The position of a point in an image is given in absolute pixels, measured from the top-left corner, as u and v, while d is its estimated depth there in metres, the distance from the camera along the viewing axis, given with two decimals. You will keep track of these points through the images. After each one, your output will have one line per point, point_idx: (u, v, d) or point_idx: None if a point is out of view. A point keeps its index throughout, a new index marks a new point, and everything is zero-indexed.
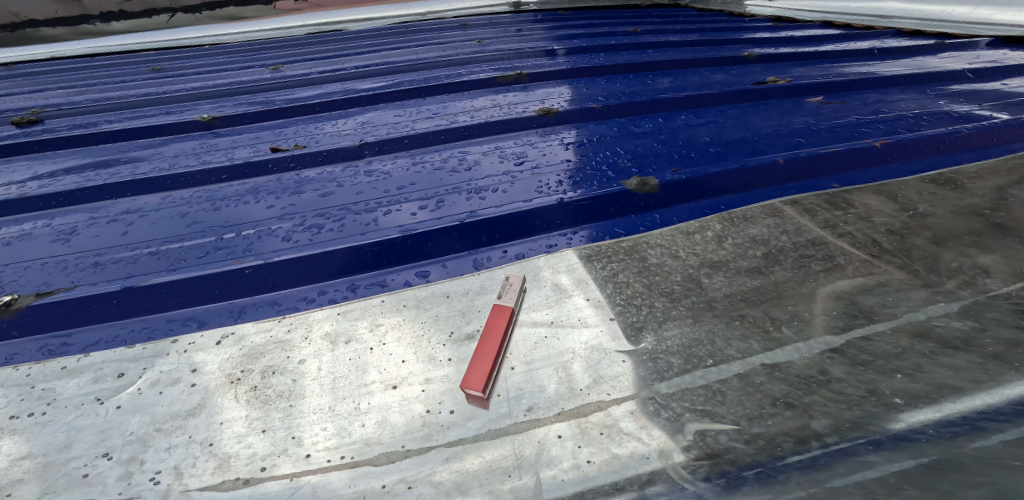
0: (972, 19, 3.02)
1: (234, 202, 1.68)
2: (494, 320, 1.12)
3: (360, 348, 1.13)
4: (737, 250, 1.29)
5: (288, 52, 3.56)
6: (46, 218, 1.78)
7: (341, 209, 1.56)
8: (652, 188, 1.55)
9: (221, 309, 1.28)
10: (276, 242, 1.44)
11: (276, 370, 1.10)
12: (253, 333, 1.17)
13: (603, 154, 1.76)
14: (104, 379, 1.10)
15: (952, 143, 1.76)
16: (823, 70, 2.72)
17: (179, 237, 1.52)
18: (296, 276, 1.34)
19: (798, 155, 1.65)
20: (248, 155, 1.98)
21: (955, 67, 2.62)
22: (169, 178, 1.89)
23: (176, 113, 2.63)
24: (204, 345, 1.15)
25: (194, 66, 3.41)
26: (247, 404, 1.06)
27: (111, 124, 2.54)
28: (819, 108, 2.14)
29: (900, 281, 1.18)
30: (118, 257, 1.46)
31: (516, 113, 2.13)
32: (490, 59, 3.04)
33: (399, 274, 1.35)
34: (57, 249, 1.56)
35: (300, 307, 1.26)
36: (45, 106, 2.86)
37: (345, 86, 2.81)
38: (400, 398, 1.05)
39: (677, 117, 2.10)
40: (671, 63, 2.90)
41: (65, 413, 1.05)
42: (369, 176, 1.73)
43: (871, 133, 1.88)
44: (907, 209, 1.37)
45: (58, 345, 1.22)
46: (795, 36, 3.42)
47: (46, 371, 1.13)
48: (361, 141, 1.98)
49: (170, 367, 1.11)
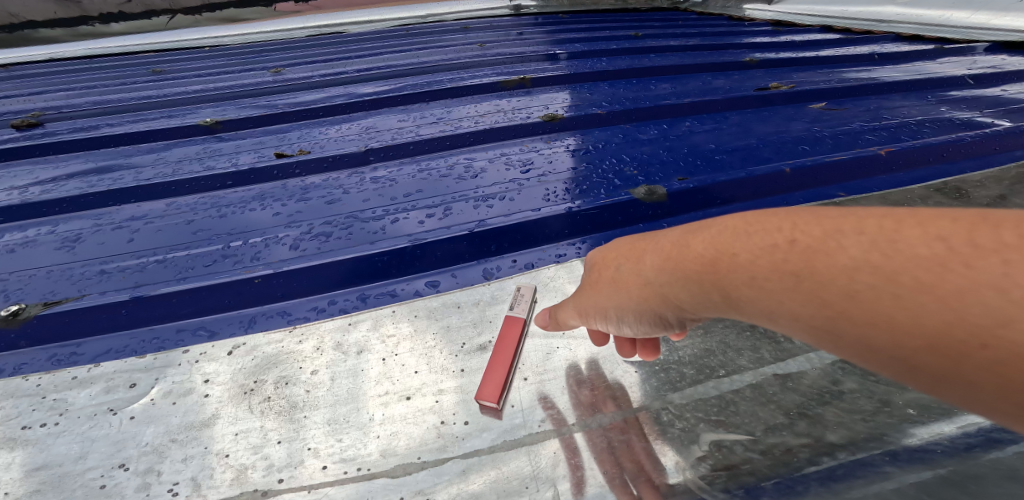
0: (971, 24, 3.04)
1: (239, 208, 1.68)
2: (505, 332, 1.13)
3: (372, 359, 1.13)
4: None
5: (289, 54, 3.56)
6: (51, 225, 1.77)
7: (349, 217, 1.56)
8: (661, 197, 1.55)
9: (231, 319, 1.28)
10: (284, 251, 1.44)
11: (289, 381, 1.10)
12: (265, 344, 1.17)
13: (609, 162, 1.77)
14: (116, 389, 1.10)
15: (957, 150, 1.77)
16: (823, 75, 2.74)
17: (185, 244, 1.52)
18: (306, 285, 1.34)
19: (805, 164, 1.63)
20: (252, 161, 1.98)
21: (956, 73, 2.64)
22: (173, 183, 1.89)
23: (178, 117, 2.62)
24: (216, 355, 1.15)
25: (195, 69, 3.41)
26: (262, 415, 1.05)
27: (113, 128, 2.53)
28: (822, 115, 2.15)
29: None
30: (124, 265, 1.46)
31: (521, 119, 2.13)
32: (492, 63, 3.05)
33: (409, 284, 1.35)
34: (63, 257, 1.56)
35: (311, 317, 1.27)
36: (46, 109, 2.85)
37: (347, 90, 2.81)
38: (414, 409, 1.05)
39: (681, 123, 2.11)
40: (672, 68, 2.91)
41: (78, 424, 1.05)
42: (376, 183, 1.73)
43: (875, 140, 1.89)
44: None
45: (67, 355, 1.21)
46: (795, 40, 3.44)
47: (56, 381, 1.12)
48: (366, 147, 1.97)
49: (182, 377, 1.11)
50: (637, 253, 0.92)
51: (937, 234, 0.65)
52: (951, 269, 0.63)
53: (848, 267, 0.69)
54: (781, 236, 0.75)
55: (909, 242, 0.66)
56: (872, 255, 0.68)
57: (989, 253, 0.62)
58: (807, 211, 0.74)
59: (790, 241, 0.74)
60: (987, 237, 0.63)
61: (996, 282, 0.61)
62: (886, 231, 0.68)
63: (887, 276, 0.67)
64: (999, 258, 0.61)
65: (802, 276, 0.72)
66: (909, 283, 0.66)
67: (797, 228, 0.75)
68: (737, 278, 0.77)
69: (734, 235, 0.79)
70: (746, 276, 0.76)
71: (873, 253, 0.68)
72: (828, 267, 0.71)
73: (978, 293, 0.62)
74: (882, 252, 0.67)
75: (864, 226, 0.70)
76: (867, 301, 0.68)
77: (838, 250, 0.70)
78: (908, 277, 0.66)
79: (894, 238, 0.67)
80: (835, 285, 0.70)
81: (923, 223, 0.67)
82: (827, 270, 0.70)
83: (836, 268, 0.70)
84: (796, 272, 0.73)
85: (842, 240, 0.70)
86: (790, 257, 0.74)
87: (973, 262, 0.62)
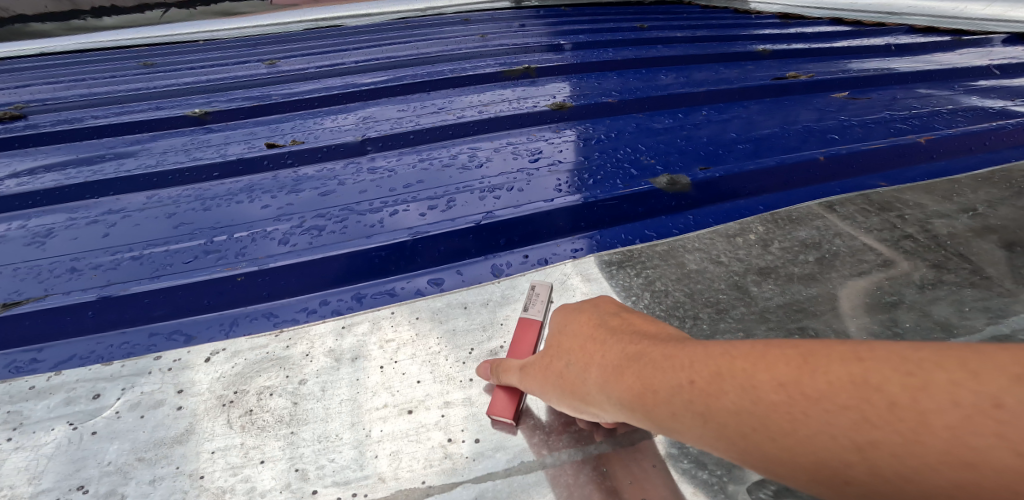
0: (986, 15, 2.96)
1: (225, 201, 1.55)
2: (520, 341, 0.99)
3: (369, 367, 1.00)
4: (786, 254, 1.18)
5: (284, 47, 3.42)
6: (23, 219, 1.64)
7: (343, 209, 1.43)
8: (684, 187, 1.42)
9: (211, 321, 1.15)
10: (272, 246, 1.31)
11: (274, 391, 0.97)
12: (248, 349, 1.04)
13: (623, 151, 1.64)
14: (77, 401, 0.97)
15: (998, 139, 1.65)
16: (842, 65, 2.62)
17: (164, 239, 1.39)
18: (296, 284, 1.21)
19: (840, 152, 1.53)
20: (242, 152, 1.85)
21: (979, 63, 2.52)
22: (156, 175, 1.76)
23: (166, 108, 2.49)
24: (191, 362, 1.02)
25: (186, 61, 3.27)
26: (243, 430, 0.93)
27: (98, 120, 2.40)
28: (848, 103, 2.03)
29: (974, 288, 1.09)
30: (96, 262, 1.33)
31: (527, 108, 2.00)
32: (494, 54, 2.92)
33: (410, 282, 1.22)
34: (32, 253, 1.43)
35: (300, 319, 1.14)
36: (30, 102, 2.72)
37: (345, 81, 2.68)
38: (417, 424, 0.93)
39: (698, 112, 1.99)
40: (684, 58, 2.78)
41: (32, 440, 0.92)
42: (373, 173, 1.60)
43: (908, 129, 1.78)
44: (966, 209, 1.29)
45: (27, 362, 1.08)
46: (807, 30, 3.32)
47: (12, 391, 0.99)
48: (363, 136, 1.84)
49: (153, 387, 0.98)
50: (587, 354, 0.80)
51: (788, 377, 0.61)
52: (803, 417, 0.59)
53: (721, 414, 0.64)
54: (671, 372, 0.69)
55: (765, 386, 0.62)
56: (740, 399, 0.63)
57: (831, 398, 0.58)
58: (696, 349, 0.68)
59: (678, 378, 0.68)
60: (825, 377, 0.59)
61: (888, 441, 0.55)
62: (741, 371, 0.64)
63: (769, 425, 0.61)
64: (843, 403, 0.58)
65: (688, 417, 0.67)
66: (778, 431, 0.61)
67: (691, 365, 0.68)
68: (644, 411, 0.71)
69: (644, 365, 0.72)
70: (657, 411, 0.70)
71: (742, 398, 0.63)
72: (709, 410, 0.65)
73: (837, 442, 0.58)
74: (744, 397, 0.62)
75: (727, 365, 0.65)
76: (747, 446, 0.63)
77: (710, 392, 0.65)
78: (773, 423, 0.61)
79: (751, 381, 0.63)
80: (717, 430, 0.65)
81: (772, 364, 0.63)
82: (707, 415, 0.65)
83: (714, 412, 0.64)
84: (682, 412, 0.67)
85: (714, 381, 0.65)
86: (678, 396, 0.67)
87: (820, 408, 0.59)
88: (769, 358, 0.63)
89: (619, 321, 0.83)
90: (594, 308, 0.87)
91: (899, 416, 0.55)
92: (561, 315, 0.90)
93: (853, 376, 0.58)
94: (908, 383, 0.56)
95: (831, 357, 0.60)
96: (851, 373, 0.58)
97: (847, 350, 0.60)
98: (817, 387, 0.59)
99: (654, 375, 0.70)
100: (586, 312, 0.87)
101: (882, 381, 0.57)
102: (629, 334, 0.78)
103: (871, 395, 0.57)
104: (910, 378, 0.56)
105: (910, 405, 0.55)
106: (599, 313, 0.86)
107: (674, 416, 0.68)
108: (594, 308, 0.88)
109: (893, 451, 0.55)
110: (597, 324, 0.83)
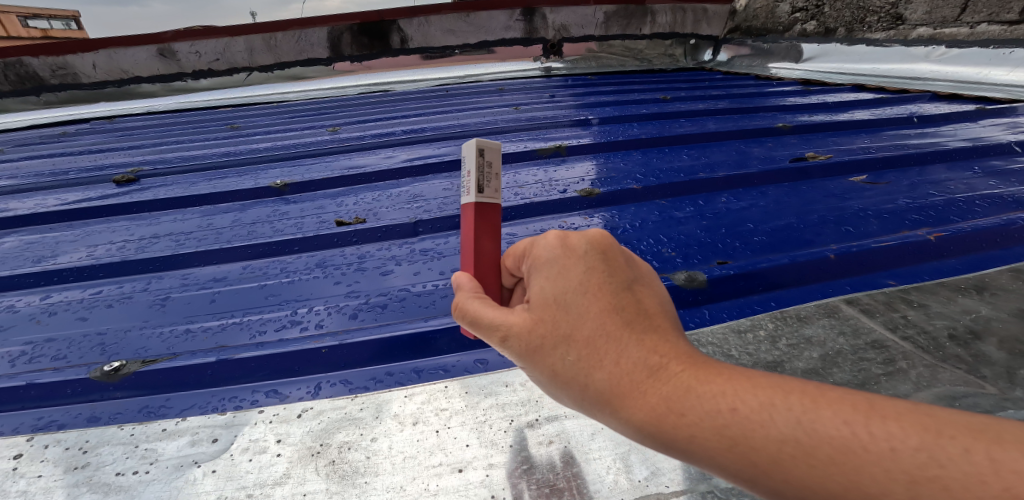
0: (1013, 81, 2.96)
1: (305, 275, 1.83)
2: (480, 241, 1.13)
3: (426, 431, 1.22)
4: (792, 350, 1.34)
5: (344, 114, 3.83)
6: (144, 281, 1.97)
7: (403, 290, 1.68)
8: (701, 283, 1.61)
9: (300, 384, 1.41)
10: (345, 320, 1.58)
11: (352, 446, 1.20)
12: (330, 409, 1.28)
13: (647, 242, 1.84)
14: (200, 443, 1.23)
15: (1010, 235, 1.75)
16: (863, 141, 2.73)
17: (258, 307, 1.69)
18: (367, 357, 1.47)
19: (850, 250, 1.68)
20: (316, 227, 2.15)
21: (1003, 139, 2.56)
22: (248, 246, 2.06)
23: (249, 177, 2.86)
24: (287, 417, 1.26)
25: (261, 125, 3.72)
26: (327, 477, 1.15)
27: (195, 186, 2.79)
28: (865, 189, 2.15)
29: (970, 386, 1.22)
30: (206, 326, 1.63)
31: (559, 193, 2.23)
32: (527, 128, 3.21)
33: (460, 360, 1.45)
34: (154, 314, 1.73)
35: (369, 387, 1.39)
36: (142, 164, 3.16)
37: (396, 152, 3.03)
38: (465, 482, 1.13)
39: (720, 197, 2.16)
40: (707, 136, 2.98)
41: (167, 473, 1.17)
42: (425, 256, 1.87)
43: (922, 221, 1.89)
44: (969, 311, 1.42)
45: (157, 407, 1.39)
46: (830, 98, 3.44)
47: (148, 431, 1.26)
48: (416, 219, 2.12)
49: (258, 436, 1.23)
50: (599, 350, 0.93)
51: (852, 417, 0.79)
52: (855, 451, 0.77)
53: (766, 440, 0.82)
54: (711, 399, 0.86)
55: (828, 423, 0.80)
56: (787, 428, 0.81)
57: (898, 439, 0.76)
58: (746, 383, 0.86)
59: (717, 404, 0.85)
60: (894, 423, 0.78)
61: (950, 479, 0.73)
62: (797, 406, 0.82)
63: (809, 451, 0.79)
64: (915, 445, 0.76)
65: (720, 439, 0.84)
66: (826, 460, 0.78)
67: (737, 396, 0.85)
68: (664, 430, 0.87)
69: (678, 389, 0.88)
70: (678, 431, 0.86)
71: (795, 429, 0.81)
72: (747, 437, 0.83)
73: (892, 474, 0.75)
74: (796, 428, 0.81)
75: (783, 400, 0.83)
76: (782, 470, 0.81)
77: (756, 422, 0.82)
78: (818, 450, 0.79)
79: (813, 417, 0.81)
80: (750, 453, 0.82)
81: (837, 406, 0.81)
82: (742, 441, 0.83)
83: (752, 439, 0.82)
84: (715, 435, 0.84)
85: (761, 412, 0.83)
86: (715, 421, 0.84)
87: (887, 444, 0.77)
88: (837, 399, 0.81)
89: (634, 304, 0.96)
90: (608, 274, 0.98)
91: (969, 460, 0.73)
92: (560, 270, 0.98)
93: (924, 425, 0.77)
94: (983, 437, 0.75)
95: (899, 408, 0.80)
96: (920, 422, 0.78)
97: (916, 406, 0.80)
98: (882, 430, 0.78)
99: (683, 396, 0.87)
100: (597, 275, 0.97)
101: (954, 433, 0.76)
102: (650, 333, 0.93)
103: (943, 442, 0.75)
104: (984, 434, 0.75)
105: (981, 452, 0.74)
106: (614, 285, 0.97)
107: (700, 434, 0.85)
108: (605, 271, 0.98)
109: (947, 485, 0.73)
110: (613, 313, 0.94)
